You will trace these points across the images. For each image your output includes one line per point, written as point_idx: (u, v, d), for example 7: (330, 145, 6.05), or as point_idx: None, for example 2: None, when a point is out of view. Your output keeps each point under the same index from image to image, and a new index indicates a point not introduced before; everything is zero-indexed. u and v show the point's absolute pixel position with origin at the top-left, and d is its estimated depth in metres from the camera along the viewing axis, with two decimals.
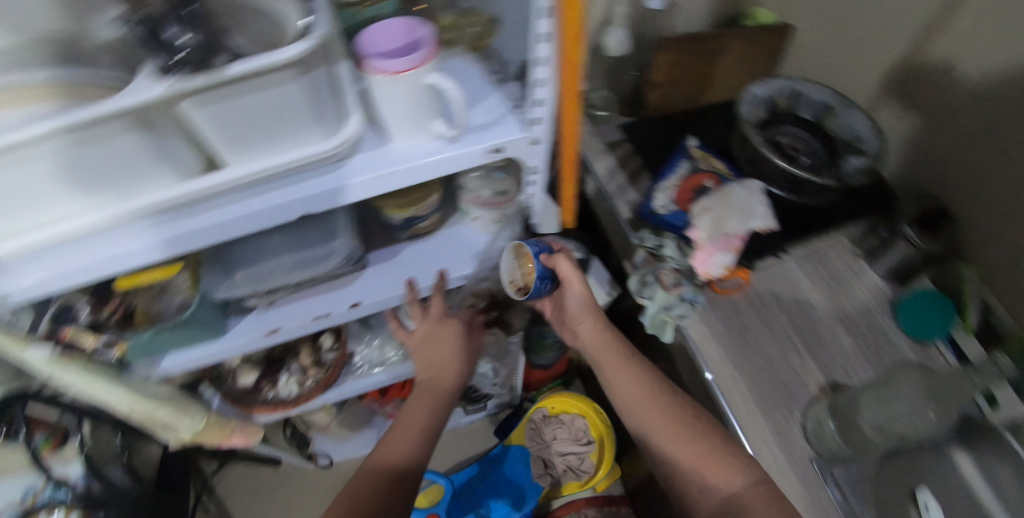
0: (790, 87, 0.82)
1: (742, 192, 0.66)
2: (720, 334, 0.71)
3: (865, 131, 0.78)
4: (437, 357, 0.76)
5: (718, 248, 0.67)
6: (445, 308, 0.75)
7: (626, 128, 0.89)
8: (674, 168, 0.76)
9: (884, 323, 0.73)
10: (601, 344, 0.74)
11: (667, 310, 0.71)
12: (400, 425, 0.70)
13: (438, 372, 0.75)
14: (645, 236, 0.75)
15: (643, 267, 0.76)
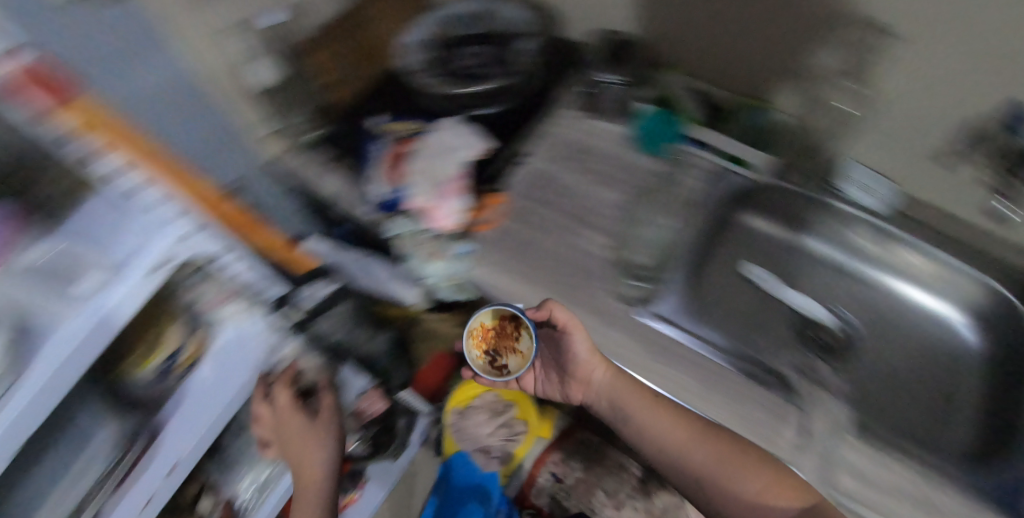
0: (442, 15, 0.92)
1: (437, 138, 0.87)
2: (505, 259, 0.75)
3: (521, 16, 0.93)
4: (307, 453, 0.79)
5: (438, 192, 0.86)
6: (292, 399, 0.76)
7: (334, 134, 0.90)
8: (375, 146, 0.88)
9: (628, 153, 0.85)
10: (618, 401, 0.71)
11: (446, 273, 0.82)
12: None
13: (308, 461, 0.79)
14: (400, 226, 0.86)
15: (418, 250, 0.86)
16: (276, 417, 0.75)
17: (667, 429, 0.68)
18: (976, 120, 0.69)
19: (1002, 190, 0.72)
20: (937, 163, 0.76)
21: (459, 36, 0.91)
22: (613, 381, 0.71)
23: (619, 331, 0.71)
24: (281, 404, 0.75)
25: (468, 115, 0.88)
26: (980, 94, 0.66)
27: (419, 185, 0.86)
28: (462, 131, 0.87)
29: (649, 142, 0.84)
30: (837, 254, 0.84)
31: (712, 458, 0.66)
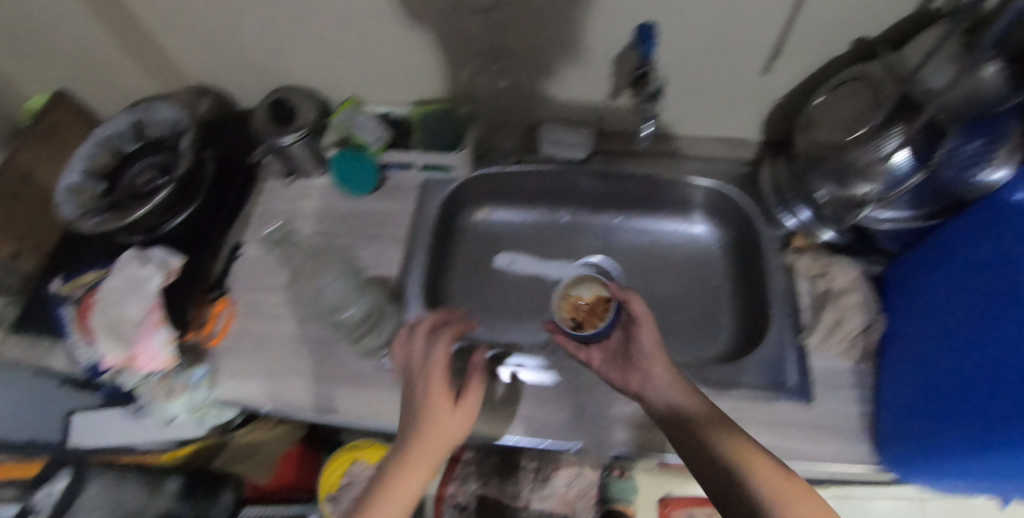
0: (135, 121, 0.72)
1: (119, 275, 0.62)
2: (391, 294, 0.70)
3: (178, 115, 0.72)
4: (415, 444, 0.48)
5: (125, 341, 0.60)
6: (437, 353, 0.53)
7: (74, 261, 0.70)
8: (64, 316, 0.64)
9: (406, 203, 0.76)
10: (715, 461, 0.49)
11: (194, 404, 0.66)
12: (409, 457, 0.48)
13: (420, 448, 0.48)
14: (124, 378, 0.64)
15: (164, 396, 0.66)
16: (645, 369, 0.56)
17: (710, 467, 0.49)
18: (680, 106, 0.74)
19: (767, 138, 0.77)
20: (692, 120, 0.76)
21: (179, 132, 0.73)
22: (699, 423, 0.51)
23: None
24: (646, 351, 0.56)
25: (224, 209, 0.74)
26: (592, 65, 0.68)
27: (95, 341, 0.60)
28: (152, 263, 0.63)
29: (347, 182, 0.74)
30: (617, 222, 0.80)
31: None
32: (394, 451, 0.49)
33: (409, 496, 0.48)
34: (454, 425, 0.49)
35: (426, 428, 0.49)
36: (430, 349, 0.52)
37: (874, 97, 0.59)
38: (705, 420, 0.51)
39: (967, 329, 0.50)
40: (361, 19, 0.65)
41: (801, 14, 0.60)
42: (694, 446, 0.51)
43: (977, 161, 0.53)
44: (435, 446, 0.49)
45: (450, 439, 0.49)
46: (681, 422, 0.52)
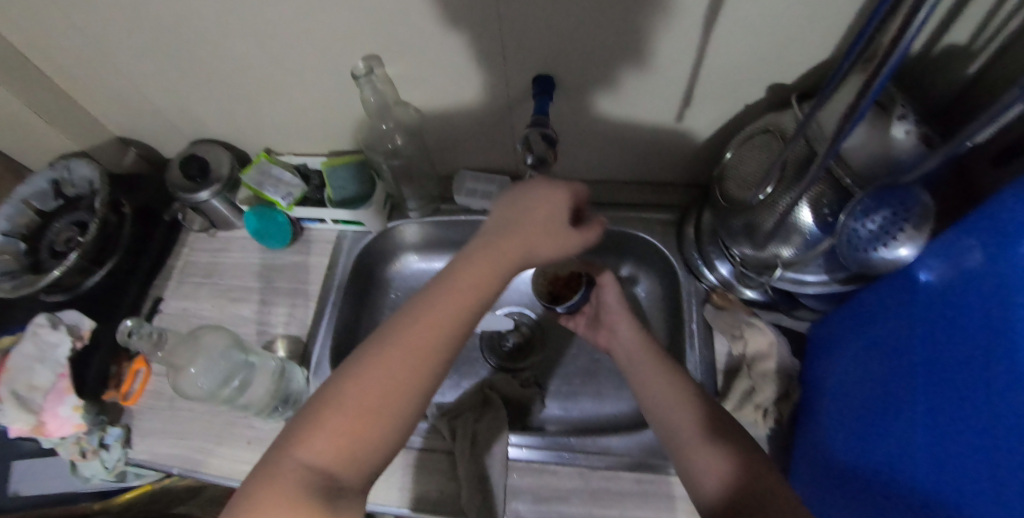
0: (49, 181, 0.73)
1: (29, 342, 0.64)
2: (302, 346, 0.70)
3: (93, 175, 0.73)
4: (451, 294, 0.43)
5: (35, 409, 0.62)
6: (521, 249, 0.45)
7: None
8: None
9: (321, 259, 0.75)
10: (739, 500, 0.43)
11: (106, 466, 0.65)
12: (380, 368, 0.40)
13: (450, 289, 0.43)
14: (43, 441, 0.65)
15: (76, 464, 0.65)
16: (608, 324, 0.64)
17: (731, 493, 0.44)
18: (599, 153, 0.73)
19: (695, 182, 0.75)
20: (613, 166, 0.75)
21: (93, 186, 0.73)
22: (740, 454, 0.46)
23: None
24: (610, 307, 0.65)
25: (144, 259, 0.75)
26: (498, 117, 0.67)
27: (3, 411, 0.61)
28: (61, 329, 0.65)
29: (261, 238, 0.74)
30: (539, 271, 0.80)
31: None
32: (416, 308, 0.42)
33: (365, 427, 0.39)
34: (451, 339, 0.42)
35: (411, 337, 0.41)
36: (545, 192, 0.47)
37: (779, 152, 0.54)
38: (710, 444, 0.48)
39: (886, 417, 0.47)
40: (263, 72, 0.64)
41: (707, 61, 0.56)
42: (720, 484, 0.45)
43: (879, 238, 0.47)
44: (411, 364, 0.40)
45: (450, 342, 0.42)
46: (718, 448, 0.47)
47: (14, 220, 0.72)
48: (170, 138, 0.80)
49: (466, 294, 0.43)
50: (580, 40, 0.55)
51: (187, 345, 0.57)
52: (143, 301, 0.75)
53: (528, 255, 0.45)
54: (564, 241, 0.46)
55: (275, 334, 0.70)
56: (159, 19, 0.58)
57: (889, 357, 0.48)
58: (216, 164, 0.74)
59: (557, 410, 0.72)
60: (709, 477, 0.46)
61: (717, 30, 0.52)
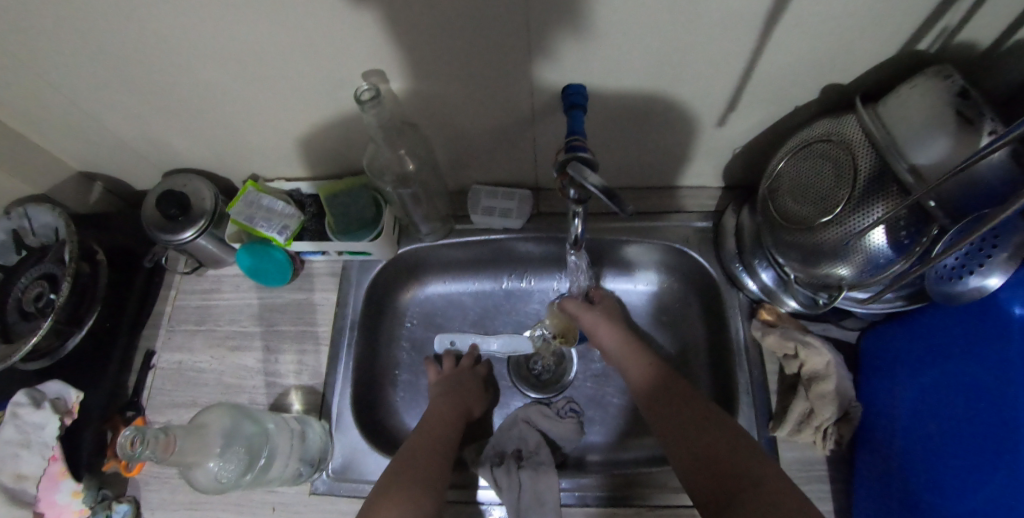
0: (6, 232, 0.65)
1: (9, 426, 0.56)
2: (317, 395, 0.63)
3: (56, 221, 0.65)
4: (440, 412, 0.60)
5: (26, 502, 0.55)
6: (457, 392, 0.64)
7: None
8: None
9: (326, 294, 0.68)
10: (696, 446, 0.49)
11: None
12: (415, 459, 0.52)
13: (432, 420, 0.59)
14: None
15: None
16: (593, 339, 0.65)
17: (693, 440, 0.49)
18: (625, 159, 0.67)
19: (729, 185, 0.70)
20: (640, 173, 0.69)
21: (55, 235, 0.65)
22: (687, 404, 0.53)
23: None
24: (586, 324, 0.66)
25: (131, 306, 0.67)
26: (517, 132, 0.60)
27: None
28: (45, 406, 0.57)
29: (257, 276, 0.66)
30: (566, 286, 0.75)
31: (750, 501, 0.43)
32: (423, 424, 0.58)
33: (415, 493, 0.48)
34: (444, 452, 0.54)
35: (422, 435, 0.56)
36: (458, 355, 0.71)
37: (848, 167, 0.49)
38: (673, 402, 0.54)
39: (987, 458, 0.45)
40: (249, 94, 0.56)
41: (759, 63, 0.51)
42: (680, 433, 0.51)
43: (962, 266, 0.44)
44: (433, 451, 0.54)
45: (443, 452, 0.54)
46: (679, 411, 0.52)
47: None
48: (137, 168, 0.71)
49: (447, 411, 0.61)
50: (616, 47, 0.49)
51: (196, 437, 0.48)
52: (133, 356, 0.67)
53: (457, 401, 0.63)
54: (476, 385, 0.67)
55: (287, 386, 0.63)
56: (116, 39, 0.49)
57: (977, 395, 0.46)
58: (196, 198, 0.65)
59: (598, 437, 0.67)
60: (671, 435, 0.51)
61: (777, 28, 0.46)
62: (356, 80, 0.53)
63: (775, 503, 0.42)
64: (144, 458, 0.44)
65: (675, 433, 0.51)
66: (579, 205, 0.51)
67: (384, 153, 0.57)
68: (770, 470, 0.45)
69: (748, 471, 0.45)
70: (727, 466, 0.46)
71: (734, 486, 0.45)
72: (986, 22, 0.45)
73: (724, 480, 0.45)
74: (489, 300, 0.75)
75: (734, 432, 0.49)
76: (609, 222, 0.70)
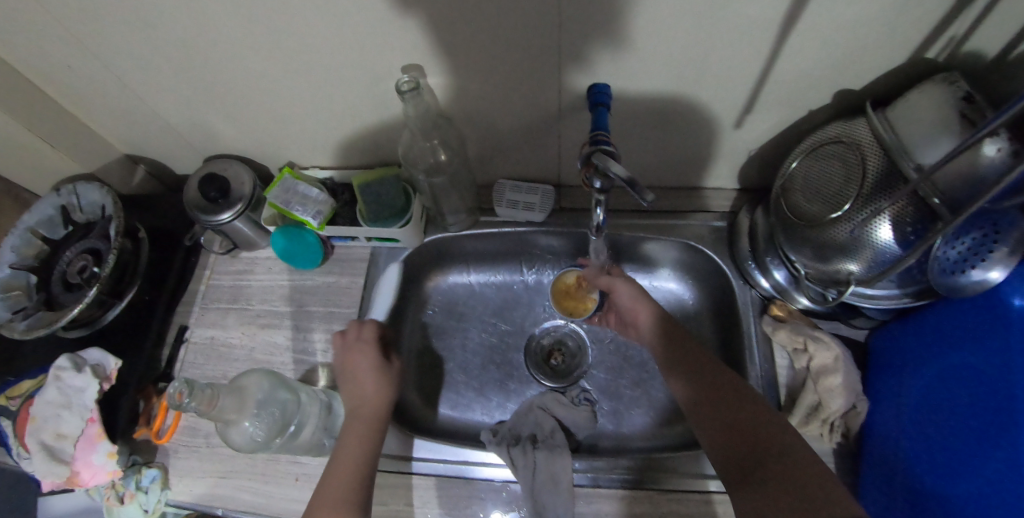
0: (54, 207, 0.70)
1: (52, 388, 0.60)
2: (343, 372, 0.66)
3: (102, 198, 0.69)
4: (349, 432, 0.54)
5: (64, 459, 0.59)
6: (361, 387, 0.58)
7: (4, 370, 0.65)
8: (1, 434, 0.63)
9: (352, 278, 0.71)
10: (724, 424, 0.51)
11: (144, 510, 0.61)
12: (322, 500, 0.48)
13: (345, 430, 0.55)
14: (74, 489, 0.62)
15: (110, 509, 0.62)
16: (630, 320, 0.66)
17: (721, 418, 0.51)
18: (644, 159, 0.70)
19: (743, 186, 0.73)
20: (658, 173, 0.72)
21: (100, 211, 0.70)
22: (716, 380, 0.54)
23: (398, 499, 0.58)
24: (624, 300, 0.65)
25: (167, 285, 0.70)
26: (543, 129, 0.64)
27: (32, 463, 0.58)
28: (86, 371, 0.61)
29: (290, 259, 0.70)
30: None
31: (774, 480, 0.45)
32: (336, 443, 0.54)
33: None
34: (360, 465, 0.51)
35: (338, 464, 0.51)
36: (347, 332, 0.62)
37: (857, 167, 0.52)
38: (701, 378, 0.55)
39: (985, 444, 0.47)
40: (297, 87, 0.60)
41: (773, 71, 0.54)
42: (719, 413, 0.52)
43: (965, 260, 0.47)
44: (346, 474, 0.50)
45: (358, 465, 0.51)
46: (720, 390, 0.53)
47: (22, 252, 0.68)
48: (182, 154, 0.76)
49: (357, 427, 0.55)
50: (639, 52, 0.52)
51: (235, 397, 0.52)
52: (167, 330, 0.70)
53: (361, 399, 0.57)
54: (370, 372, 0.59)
55: (314, 362, 0.66)
56: (177, 26, 0.53)
57: (979, 386, 0.48)
58: (236, 183, 0.68)
59: (610, 426, 0.69)
60: (711, 415, 0.52)
61: (792, 34, 0.50)
62: (396, 73, 0.57)
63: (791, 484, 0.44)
64: (189, 410, 0.47)
65: (703, 409, 0.53)
66: (601, 194, 0.54)
67: (417, 142, 0.60)
68: (795, 446, 0.47)
69: (776, 447, 0.47)
70: (759, 446, 0.48)
71: (759, 462, 0.47)
72: (990, 34, 0.48)
73: (750, 462, 0.48)
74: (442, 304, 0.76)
75: (762, 408, 0.51)
76: (627, 219, 0.73)
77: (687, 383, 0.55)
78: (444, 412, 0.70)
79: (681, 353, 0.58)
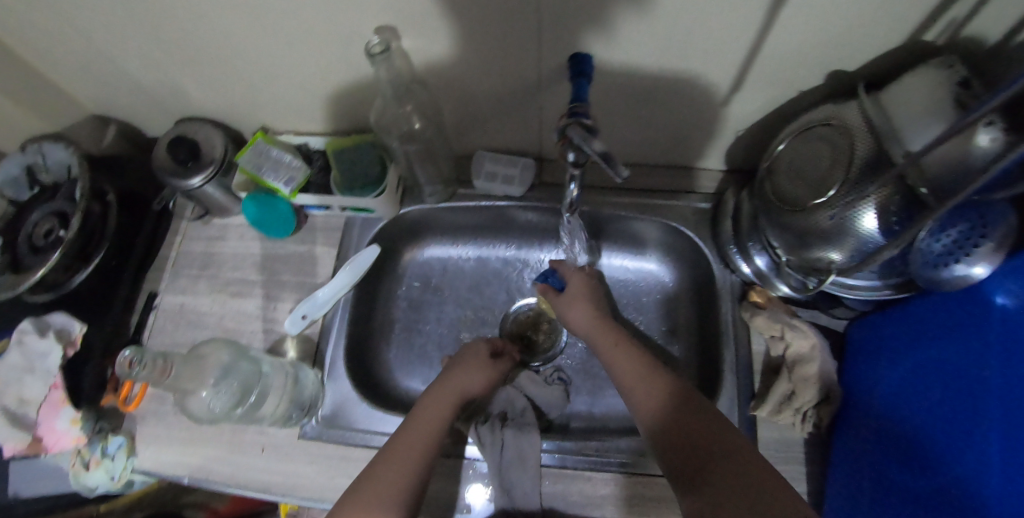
0: (19, 166, 0.68)
1: (16, 351, 0.60)
2: (312, 343, 0.64)
3: (68, 157, 0.67)
4: (432, 403, 0.56)
5: (27, 425, 0.59)
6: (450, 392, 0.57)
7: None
8: None
9: (324, 247, 0.70)
10: (673, 427, 0.50)
11: (111, 477, 0.61)
12: (380, 477, 0.48)
13: (428, 406, 0.56)
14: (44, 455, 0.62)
15: (78, 476, 0.61)
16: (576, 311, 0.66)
17: (671, 421, 0.50)
18: (629, 135, 0.68)
19: (730, 167, 0.71)
20: (642, 150, 0.70)
21: (68, 172, 0.68)
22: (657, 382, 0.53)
23: None
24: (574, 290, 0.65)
25: (137, 248, 0.69)
26: (523, 99, 0.61)
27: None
28: (49, 335, 0.60)
29: (261, 227, 0.67)
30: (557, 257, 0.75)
31: (726, 485, 0.44)
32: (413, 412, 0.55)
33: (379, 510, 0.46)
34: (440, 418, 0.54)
35: (412, 423, 0.53)
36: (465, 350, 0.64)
37: (846, 150, 0.50)
38: (649, 383, 0.53)
39: (961, 437, 0.45)
40: (263, 46, 0.57)
41: (765, 47, 0.51)
42: (666, 416, 0.51)
43: (949, 254, 0.45)
44: (432, 421, 0.54)
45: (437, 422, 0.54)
46: (662, 393, 0.52)
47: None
48: (149, 114, 0.73)
49: (442, 401, 0.56)
50: (622, 21, 0.49)
51: (191, 366, 0.51)
52: (136, 296, 0.69)
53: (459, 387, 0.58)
54: (480, 372, 0.61)
55: (283, 332, 0.65)
56: None
57: (950, 380, 0.47)
58: (207, 146, 0.66)
59: (582, 407, 0.68)
60: (658, 420, 0.51)
61: (785, 8, 0.47)
62: (368, 36, 0.54)
63: (739, 480, 0.43)
64: (141, 378, 0.48)
65: (649, 416, 0.52)
66: (577, 168, 0.51)
67: (391, 108, 0.58)
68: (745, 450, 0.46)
69: (722, 444, 0.47)
70: (705, 446, 0.47)
71: (711, 464, 0.46)
72: (994, 15, 0.46)
73: (698, 464, 0.46)
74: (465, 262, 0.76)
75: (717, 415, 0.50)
76: (609, 197, 0.71)
77: (632, 386, 0.54)
78: (415, 386, 0.69)
79: (621, 355, 0.57)
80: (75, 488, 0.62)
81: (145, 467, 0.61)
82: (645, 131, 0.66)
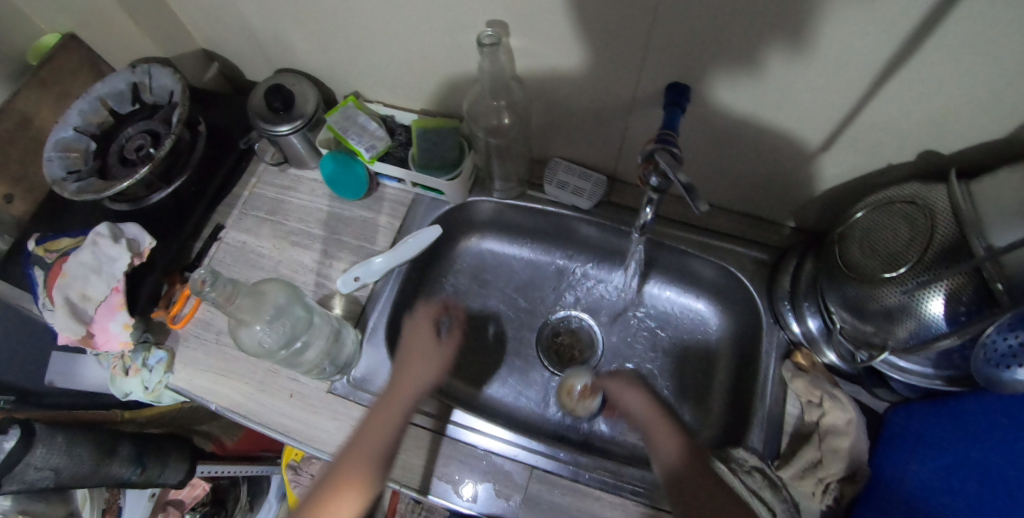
0: (125, 81, 0.71)
1: (89, 251, 0.63)
2: (358, 306, 0.66)
3: (173, 84, 0.70)
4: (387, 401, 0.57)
5: (83, 320, 0.62)
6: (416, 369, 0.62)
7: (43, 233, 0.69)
8: (32, 281, 0.67)
9: (386, 217, 0.72)
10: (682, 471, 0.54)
11: (147, 388, 0.64)
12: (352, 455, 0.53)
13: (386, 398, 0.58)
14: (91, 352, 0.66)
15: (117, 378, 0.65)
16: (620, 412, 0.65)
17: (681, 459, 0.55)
18: (704, 172, 0.68)
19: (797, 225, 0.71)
20: (714, 189, 0.71)
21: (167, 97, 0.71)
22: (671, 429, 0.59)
23: None
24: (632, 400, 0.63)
25: (214, 181, 0.72)
26: (611, 117, 0.62)
27: (54, 315, 0.62)
28: (121, 243, 0.63)
29: (334, 185, 0.69)
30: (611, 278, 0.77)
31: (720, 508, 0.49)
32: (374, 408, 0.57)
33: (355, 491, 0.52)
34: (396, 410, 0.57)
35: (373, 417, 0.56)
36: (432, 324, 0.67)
37: (924, 232, 0.49)
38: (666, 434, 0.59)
39: None
40: (378, 19, 0.60)
41: (864, 114, 0.52)
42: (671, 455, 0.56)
43: (1013, 356, 0.43)
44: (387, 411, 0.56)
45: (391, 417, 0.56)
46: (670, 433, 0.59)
47: (88, 118, 0.71)
48: (254, 59, 0.77)
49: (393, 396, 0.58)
50: (729, 60, 0.50)
51: (254, 299, 0.53)
52: (204, 226, 0.72)
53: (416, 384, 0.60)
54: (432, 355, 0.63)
55: (333, 290, 0.67)
56: None
57: (987, 476, 0.46)
58: (301, 100, 0.69)
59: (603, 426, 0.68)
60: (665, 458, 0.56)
61: (894, 79, 0.47)
62: (479, 29, 0.56)
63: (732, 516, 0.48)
64: (207, 299, 0.49)
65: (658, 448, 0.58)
66: (655, 193, 0.52)
67: (484, 100, 0.60)
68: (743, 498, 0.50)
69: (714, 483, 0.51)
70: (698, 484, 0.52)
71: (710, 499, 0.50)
72: None
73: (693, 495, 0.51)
74: (515, 261, 0.78)
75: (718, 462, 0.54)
76: (671, 229, 0.72)
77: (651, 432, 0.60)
78: None
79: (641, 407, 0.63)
80: (111, 389, 0.66)
81: (179, 386, 0.63)
82: (721, 170, 0.67)
